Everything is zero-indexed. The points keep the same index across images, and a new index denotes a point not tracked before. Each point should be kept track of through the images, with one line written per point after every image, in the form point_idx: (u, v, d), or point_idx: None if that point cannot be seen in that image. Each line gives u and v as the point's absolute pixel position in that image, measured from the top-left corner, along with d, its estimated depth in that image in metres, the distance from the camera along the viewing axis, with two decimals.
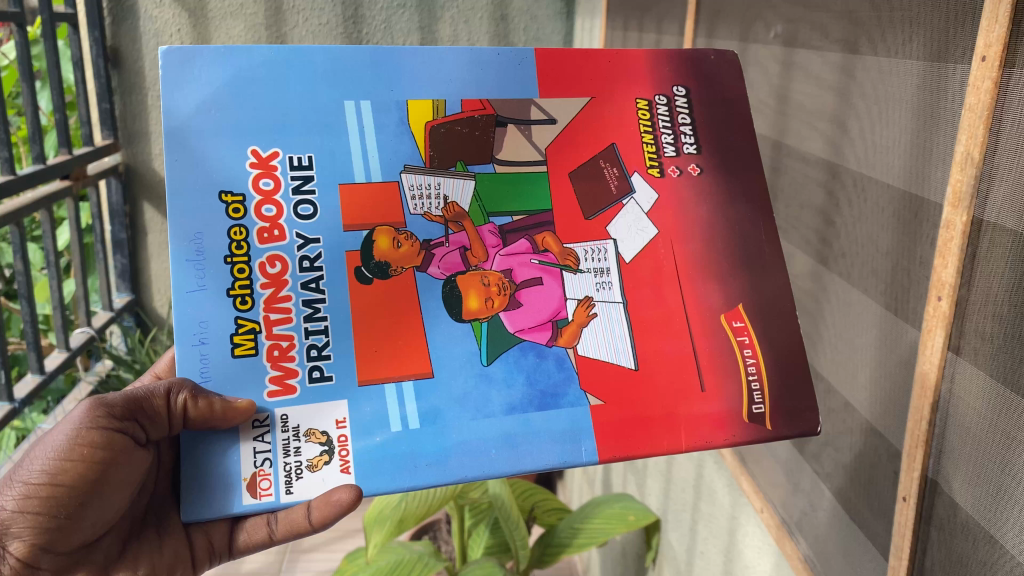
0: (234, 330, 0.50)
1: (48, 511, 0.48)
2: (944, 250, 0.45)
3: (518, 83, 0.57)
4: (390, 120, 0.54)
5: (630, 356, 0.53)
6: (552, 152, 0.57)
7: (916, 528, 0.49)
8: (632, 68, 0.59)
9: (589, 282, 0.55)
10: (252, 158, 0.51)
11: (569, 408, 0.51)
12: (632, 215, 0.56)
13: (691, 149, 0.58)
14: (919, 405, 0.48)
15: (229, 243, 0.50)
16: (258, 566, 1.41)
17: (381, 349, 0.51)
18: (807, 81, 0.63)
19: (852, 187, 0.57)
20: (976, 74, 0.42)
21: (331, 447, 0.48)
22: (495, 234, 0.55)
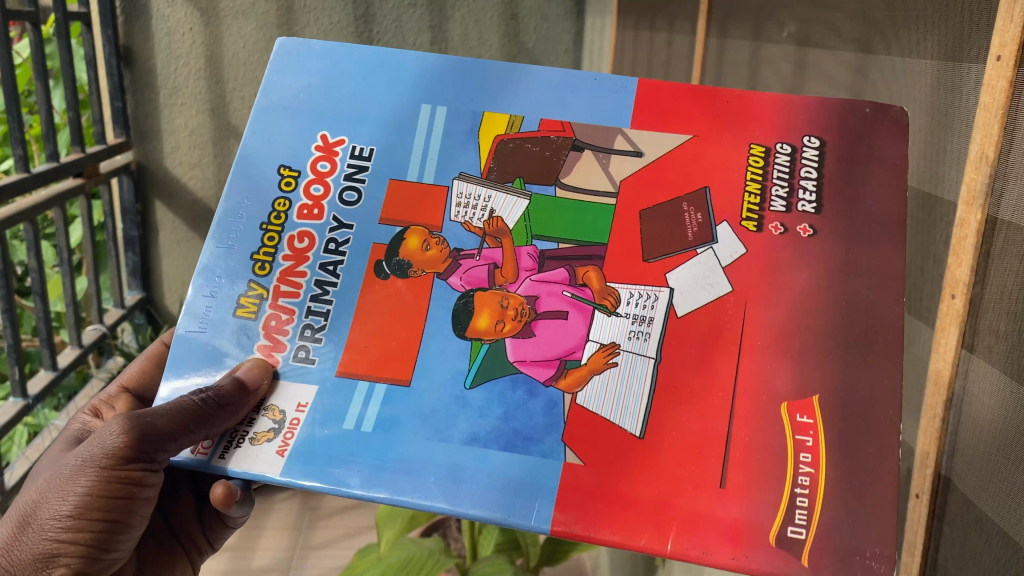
0: (245, 290, 0.57)
1: (94, 542, 0.55)
2: (959, 248, 0.46)
3: (602, 107, 0.59)
4: (462, 128, 0.60)
5: (641, 424, 0.51)
6: (625, 185, 0.57)
7: (929, 525, 0.50)
8: (752, 114, 0.58)
9: (625, 326, 0.54)
10: (319, 141, 0.60)
11: (540, 453, 0.51)
12: (704, 266, 0.54)
13: (809, 207, 0.55)
14: (932, 402, 0.49)
15: (271, 213, 0.59)
16: (268, 564, 1.42)
17: (370, 347, 0.55)
18: (820, 82, 0.63)
19: None
20: (991, 73, 0.43)
21: (280, 426, 0.53)
22: (532, 258, 0.57)
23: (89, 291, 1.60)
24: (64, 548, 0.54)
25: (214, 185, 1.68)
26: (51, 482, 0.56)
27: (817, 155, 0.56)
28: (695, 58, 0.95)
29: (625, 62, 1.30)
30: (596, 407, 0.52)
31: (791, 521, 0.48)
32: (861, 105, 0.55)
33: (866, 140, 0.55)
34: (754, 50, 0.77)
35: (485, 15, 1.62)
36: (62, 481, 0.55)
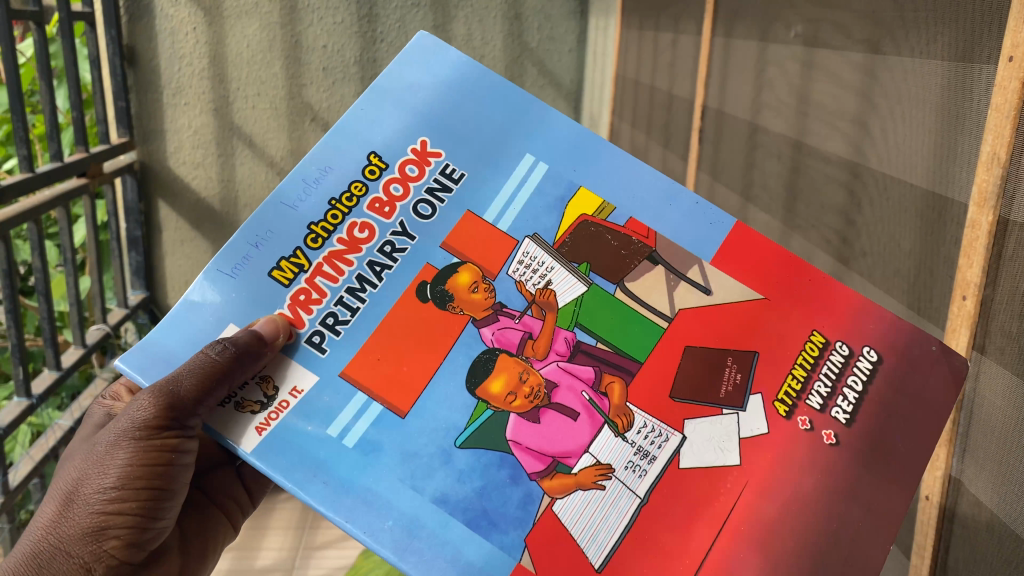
0: (288, 254, 0.52)
1: (141, 511, 0.55)
2: (970, 249, 0.45)
3: (693, 231, 0.55)
4: (550, 195, 0.55)
5: (603, 556, 0.48)
6: (683, 315, 0.53)
7: (939, 527, 0.50)
8: (830, 303, 0.53)
9: (629, 453, 0.50)
10: (417, 145, 0.55)
11: (503, 541, 0.48)
12: (725, 429, 0.51)
13: (843, 416, 0.51)
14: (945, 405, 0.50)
15: (345, 191, 0.53)
16: (272, 564, 1.42)
17: (382, 362, 0.51)
18: (828, 82, 0.63)
19: (874, 187, 0.57)
20: (1003, 73, 0.42)
21: (268, 404, 0.50)
22: (567, 345, 0.53)
23: (93, 290, 1.60)
24: (113, 520, 0.54)
25: (218, 184, 1.68)
26: (89, 459, 0.56)
27: (871, 369, 0.52)
28: (700, 57, 0.95)
29: (629, 61, 1.30)
30: (569, 519, 0.49)
31: None
32: (930, 340, 0.50)
33: (922, 373, 0.51)
34: (761, 50, 0.77)
35: (489, 15, 1.62)
36: (101, 457, 0.55)
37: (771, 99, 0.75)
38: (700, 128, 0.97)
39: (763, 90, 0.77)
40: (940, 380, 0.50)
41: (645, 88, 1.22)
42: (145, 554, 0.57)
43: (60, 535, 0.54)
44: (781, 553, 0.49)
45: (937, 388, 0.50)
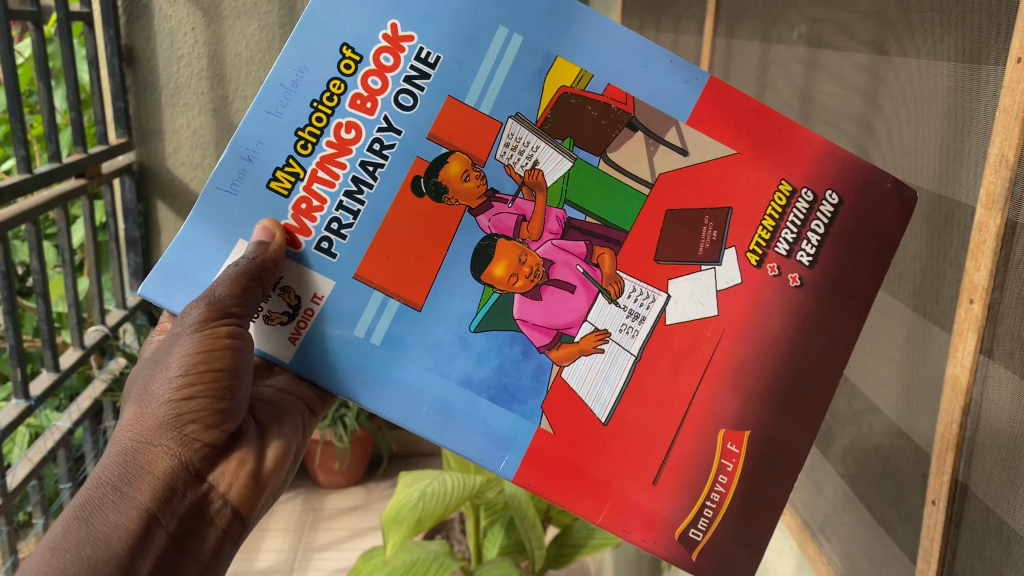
0: (281, 164, 0.56)
1: (212, 394, 0.56)
2: (977, 253, 0.45)
3: (664, 88, 0.58)
4: (530, 69, 0.57)
5: (609, 412, 0.58)
6: (665, 178, 0.58)
7: (945, 533, 0.49)
8: (796, 151, 0.58)
9: (621, 318, 0.59)
10: (388, 30, 0.56)
11: (523, 411, 0.58)
12: (703, 284, 0.59)
13: (806, 258, 0.58)
14: (951, 407, 0.48)
15: (324, 91, 0.56)
16: (271, 565, 1.41)
17: (391, 257, 0.56)
18: (831, 82, 0.63)
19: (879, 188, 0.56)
20: (1011, 75, 0.42)
21: (296, 313, 0.57)
22: (559, 222, 0.58)
23: (92, 291, 1.60)
24: (185, 411, 0.56)
25: None
26: (156, 362, 0.58)
27: (832, 212, 0.58)
28: (701, 59, 0.95)
29: None
30: (578, 385, 0.58)
31: (694, 525, 0.58)
32: (883, 176, 0.56)
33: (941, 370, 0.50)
34: (763, 51, 0.76)
35: None
36: (166, 352, 0.57)
37: (773, 99, 0.74)
38: None
39: (766, 91, 0.77)
40: (893, 210, 0.55)
41: None
42: (225, 443, 0.59)
43: (143, 429, 0.56)
44: (751, 387, 0.59)
45: (891, 216, 0.56)
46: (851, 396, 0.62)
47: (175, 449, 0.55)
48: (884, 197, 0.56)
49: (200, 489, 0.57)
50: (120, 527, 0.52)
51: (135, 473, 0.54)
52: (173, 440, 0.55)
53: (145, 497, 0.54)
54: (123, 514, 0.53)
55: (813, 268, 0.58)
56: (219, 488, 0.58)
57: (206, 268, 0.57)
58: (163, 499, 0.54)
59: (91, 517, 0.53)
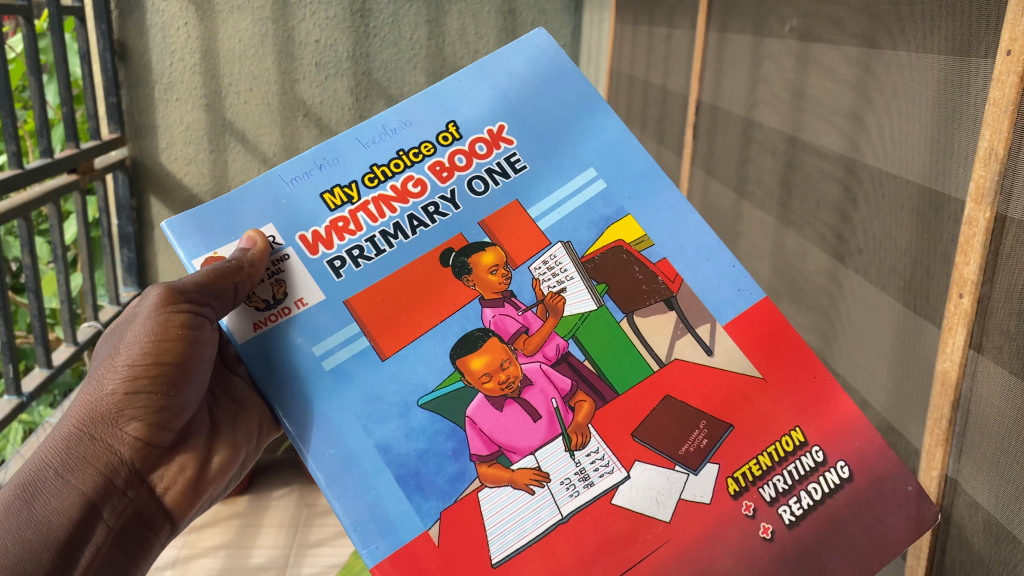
0: (345, 184, 0.55)
1: (157, 393, 0.58)
2: (966, 247, 0.45)
3: (719, 291, 0.55)
4: (597, 212, 0.56)
5: (508, 551, 0.49)
6: (675, 365, 0.53)
7: (936, 527, 0.49)
8: (824, 406, 0.52)
9: (569, 471, 0.51)
10: (495, 127, 0.57)
11: (420, 505, 0.50)
12: (670, 484, 0.51)
13: (788, 515, 0.50)
14: (939, 403, 0.48)
15: (416, 147, 0.56)
16: (266, 560, 1.40)
17: (384, 305, 0.53)
18: (822, 77, 0.62)
19: (869, 182, 0.56)
20: (1001, 68, 0.41)
21: (271, 307, 0.54)
22: (556, 352, 0.54)
23: (84, 287, 1.59)
24: (129, 403, 0.57)
25: (209, 180, 1.67)
26: (108, 352, 0.59)
27: (836, 485, 0.51)
28: (694, 51, 0.94)
29: (624, 57, 1.29)
30: (491, 510, 0.50)
31: None
32: (906, 479, 0.50)
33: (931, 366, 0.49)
34: (755, 45, 0.76)
35: (483, 9, 1.61)
36: (119, 343, 0.59)
37: (765, 93, 0.74)
38: (694, 123, 0.96)
39: (758, 84, 0.76)
40: (901, 521, 0.49)
41: (638, 83, 1.21)
42: (172, 436, 0.61)
43: (87, 415, 0.58)
44: None
45: (894, 527, 0.49)
46: None
47: (121, 442, 0.58)
48: (896, 499, 0.49)
49: (140, 487, 0.60)
50: (60, 514, 0.55)
51: (76, 462, 0.57)
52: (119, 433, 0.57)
53: (84, 487, 0.56)
54: (62, 506, 0.56)
55: (790, 531, 0.50)
56: (157, 488, 0.60)
57: (229, 233, 0.54)
58: (101, 490, 0.57)
59: (33, 498, 0.55)
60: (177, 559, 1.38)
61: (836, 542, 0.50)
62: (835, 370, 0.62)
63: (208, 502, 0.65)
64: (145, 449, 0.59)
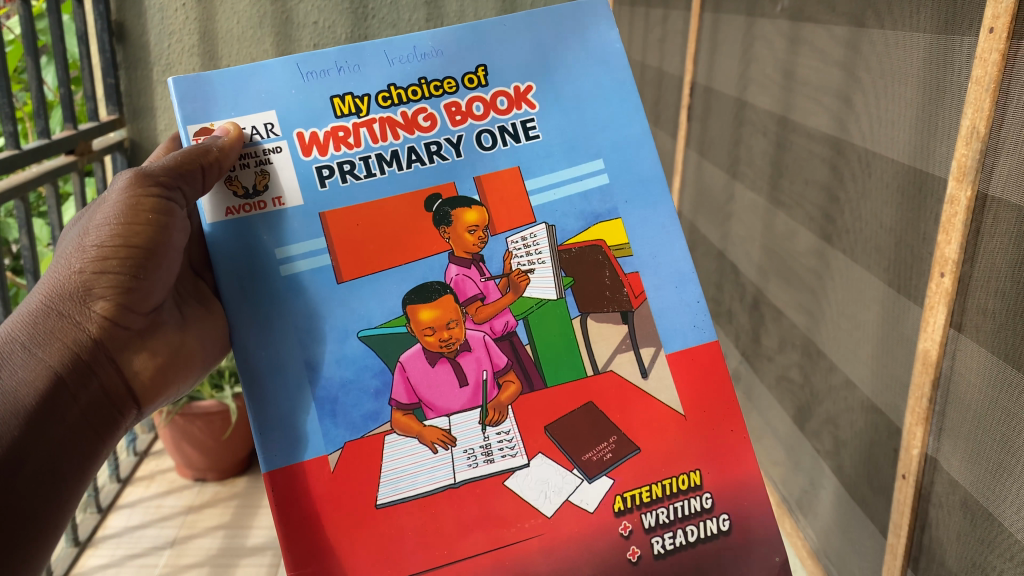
0: (341, 95, 0.38)
1: (129, 272, 0.40)
2: (948, 226, 0.45)
3: (677, 320, 0.40)
4: (590, 205, 0.40)
5: (395, 497, 0.36)
6: (606, 378, 0.39)
7: (915, 506, 0.49)
8: (735, 464, 0.39)
9: (475, 442, 0.37)
10: (523, 85, 0.40)
11: (327, 432, 0.36)
12: (561, 485, 0.37)
13: (659, 547, 0.38)
14: (920, 381, 0.48)
15: (438, 80, 0.39)
16: (265, 541, 1.21)
17: (355, 231, 0.38)
18: (812, 56, 0.62)
19: (856, 163, 0.56)
20: (983, 45, 0.41)
21: (249, 199, 0.38)
22: (503, 328, 0.39)
23: None
24: (98, 281, 0.39)
25: None
26: (76, 233, 0.42)
27: (713, 535, 0.38)
28: (689, 31, 0.94)
29: None
30: (390, 455, 0.36)
31: None
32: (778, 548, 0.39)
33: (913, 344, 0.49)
34: (748, 26, 0.76)
35: None
36: (91, 218, 0.41)
37: (757, 74, 0.74)
38: (689, 105, 0.95)
39: (750, 66, 0.76)
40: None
41: (634, 65, 1.21)
42: (142, 328, 0.41)
43: (51, 291, 0.40)
44: None
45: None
46: (828, 371, 0.61)
47: (82, 326, 0.39)
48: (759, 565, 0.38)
49: (115, 378, 0.41)
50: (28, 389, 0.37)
51: (40, 343, 0.38)
52: (81, 314, 0.39)
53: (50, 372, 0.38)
54: (20, 380, 0.37)
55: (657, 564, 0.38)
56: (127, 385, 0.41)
57: (232, 106, 0.38)
58: (77, 372, 0.39)
59: None
60: None
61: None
62: (822, 350, 0.62)
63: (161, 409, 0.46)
64: (111, 339, 0.40)
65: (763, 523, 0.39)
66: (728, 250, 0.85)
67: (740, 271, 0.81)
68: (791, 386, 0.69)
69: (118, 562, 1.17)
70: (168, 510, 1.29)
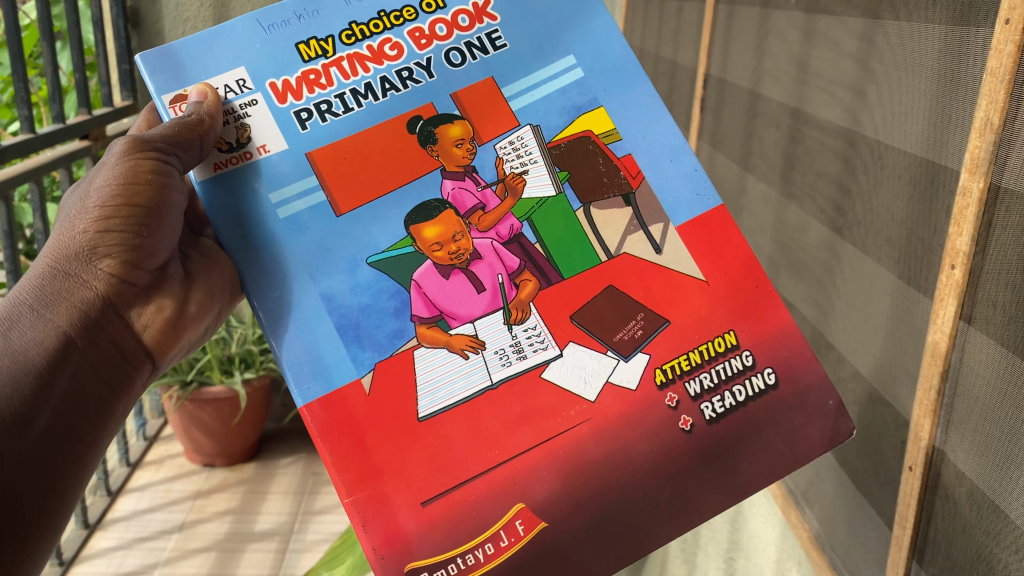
0: (305, 42, 0.54)
1: (128, 230, 0.57)
2: (960, 217, 0.45)
3: (679, 192, 0.56)
4: (571, 99, 0.56)
5: (434, 408, 0.51)
6: (624, 259, 0.54)
7: (921, 498, 0.49)
8: (757, 310, 0.54)
9: (505, 342, 0.53)
10: (478, 0, 0.56)
11: (356, 355, 0.51)
12: (590, 367, 0.53)
13: (709, 412, 0.53)
14: (929, 373, 0.48)
15: (398, 13, 0.55)
16: (273, 526, 1.29)
17: (343, 164, 0.53)
18: (826, 48, 0.62)
19: (869, 156, 0.56)
20: (999, 37, 0.41)
21: (236, 150, 0.53)
22: (510, 231, 0.55)
23: None
24: (102, 240, 0.57)
25: None
26: (76, 203, 0.58)
27: (762, 390, 0.54)
28: (704, 23, 0.93)
29: (635, 32, 1.27)
30: (423, 366, 0.51)
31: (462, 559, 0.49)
32: (828, 394, 0.54)
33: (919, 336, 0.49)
34: (764, 18, 0.75)
35: None
36: (87, 189, 0.58)
37: (771, 67, 0.74)
38: (703, 97, 0.95)
39: (764, 57, 0.76)
40: (817, 432, 0.53)
41: (650, 58, 1.20)
42: (143, 274, 0.59)
43: (61, 251, 0.57)
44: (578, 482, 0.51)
45: (812, 440, 0.53)
46: (836, 363, 0.61)
47: (93, 277, 0.57)
48: (814, 411, 0.53)
49: (116, 320, 0.59)
50: (40, 343, 0.54)
51: (55, 294, 0.56)
52: (93, 268, 0.57)
53: (62, 318, 0.55)
54: (32, 339, 0.54)
55: (710, 426, 0.53)
56: (137, 326, 0.60)
57: (202, 71, 0.53)
58: (82, 321, 0.56)
59: (9, 327, 0.53)
60: (184, 523, 1.28)
61: (751, 442, 0.53)
62: (830, 342, 0.62)
63: (180, 345, 0.65)
64: (118, 285, 0.58)
65: (803, 373, 0.54)
66: None
67: None
68: None
69: (126, 544, 1.23)
70: (176, 494, 1.36)
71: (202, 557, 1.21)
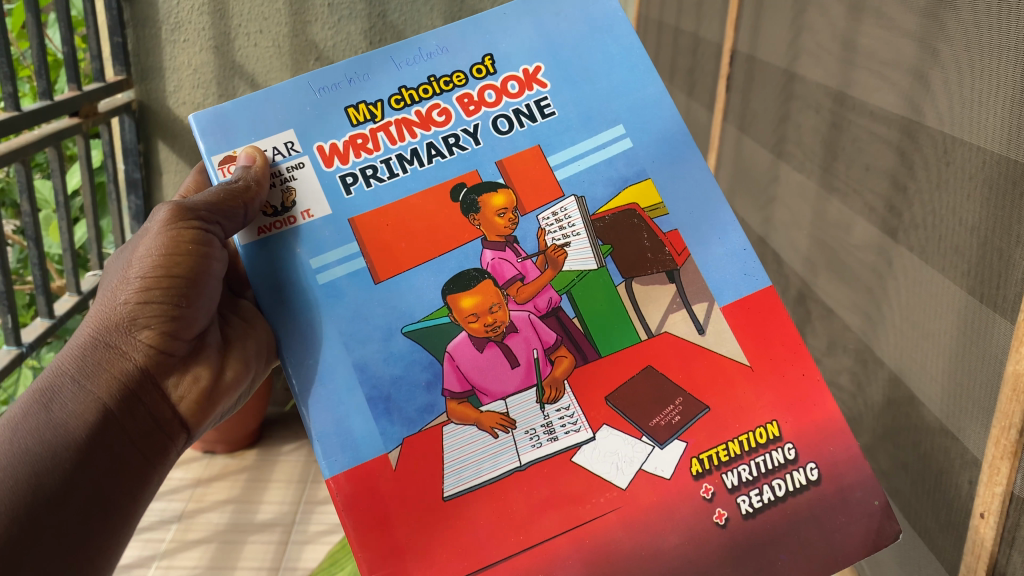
0: (354, 104, 0.45)
1: (169, 301, 0.46)
2: None
3: (724, 271, 0.45)
4: (616, 171, 0.46)
5: (460, 488, 0.41)
6: (662, 338, 0.44)
7: (994, 551, 0.43)
8: (805, 406, 0.44)
9: (536, 422, 0.43)
10: (530, 66, 0.46)
11: (386, 428, 0.42)
12: (624, 454, 0.42)
13: (746, 506, 0.42)
14: (1008, 409, 0.41)
15: (444, 77, 0.46)
16: (273, 517, 1.24)
17: (386, 228, 0.44)
18: (878, 26, 0.55)
19: (931, 149, 0.49)
20: None
21: (281, 215, 0.44)
22: (547, 305, 0.45)
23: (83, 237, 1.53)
24: (141, 312, 0.46)
25: None
26: (119, 269, 0.48)
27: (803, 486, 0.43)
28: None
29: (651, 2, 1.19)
30: (451, 441, 0.42)
31: None
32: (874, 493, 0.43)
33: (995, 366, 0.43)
34: None
35: None
36: (131, 254, 0.48)
37: (810, 43, 0.66)
38: (729, 75, 0.88)
39: (801, 33, 0.68)
40: (860, 534, 0.42)
41: (667, 30, 1.12)
42: (185, 349, 0.49)
43: (98, 323, 0.46)
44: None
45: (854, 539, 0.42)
46: (887, 382, 0.55)
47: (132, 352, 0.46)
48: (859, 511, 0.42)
49: (156, 399, 0.48)
50: (66, 430, 0.43)
51: (89, 371, 0.45)
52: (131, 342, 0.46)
53: (96, 400, 0.45)
54: (64, 421, 0.43)
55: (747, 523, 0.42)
56: (172, 401, 0.49)
57: (251, 131, 0.44)
58: (121, 402, 0.46)
59: (50, 401, 0.44)
60: (183, 514, 1.23)
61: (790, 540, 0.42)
62: (880, 359, 0.56)
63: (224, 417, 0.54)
64: (158, 360, 0.47)
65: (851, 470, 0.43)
66: (769, 237, 0.78)
67: (783, 262, 0.74)
68: (841, 393, 0.63)
69: None
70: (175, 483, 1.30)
71: (201, 550, 1.16)
